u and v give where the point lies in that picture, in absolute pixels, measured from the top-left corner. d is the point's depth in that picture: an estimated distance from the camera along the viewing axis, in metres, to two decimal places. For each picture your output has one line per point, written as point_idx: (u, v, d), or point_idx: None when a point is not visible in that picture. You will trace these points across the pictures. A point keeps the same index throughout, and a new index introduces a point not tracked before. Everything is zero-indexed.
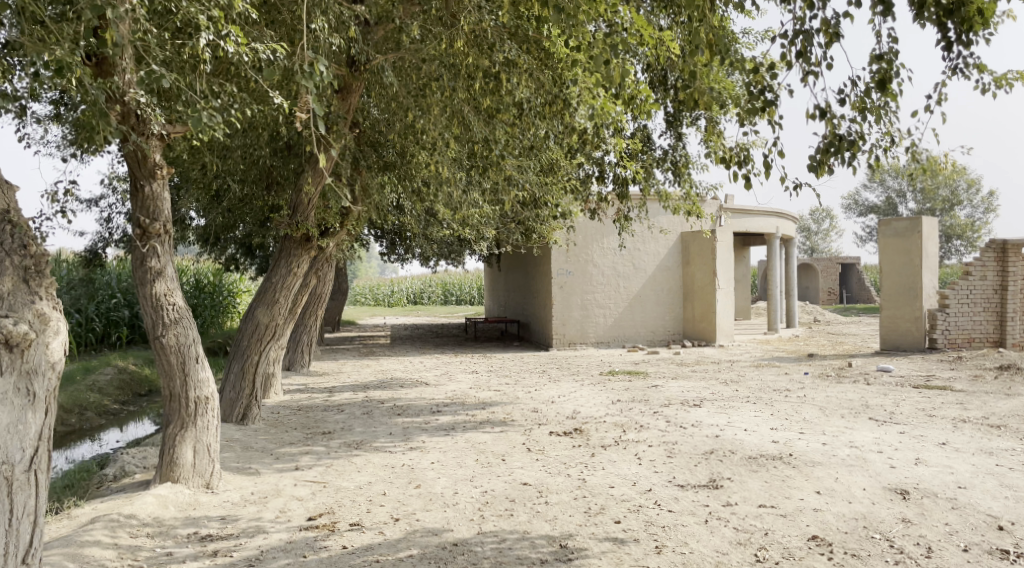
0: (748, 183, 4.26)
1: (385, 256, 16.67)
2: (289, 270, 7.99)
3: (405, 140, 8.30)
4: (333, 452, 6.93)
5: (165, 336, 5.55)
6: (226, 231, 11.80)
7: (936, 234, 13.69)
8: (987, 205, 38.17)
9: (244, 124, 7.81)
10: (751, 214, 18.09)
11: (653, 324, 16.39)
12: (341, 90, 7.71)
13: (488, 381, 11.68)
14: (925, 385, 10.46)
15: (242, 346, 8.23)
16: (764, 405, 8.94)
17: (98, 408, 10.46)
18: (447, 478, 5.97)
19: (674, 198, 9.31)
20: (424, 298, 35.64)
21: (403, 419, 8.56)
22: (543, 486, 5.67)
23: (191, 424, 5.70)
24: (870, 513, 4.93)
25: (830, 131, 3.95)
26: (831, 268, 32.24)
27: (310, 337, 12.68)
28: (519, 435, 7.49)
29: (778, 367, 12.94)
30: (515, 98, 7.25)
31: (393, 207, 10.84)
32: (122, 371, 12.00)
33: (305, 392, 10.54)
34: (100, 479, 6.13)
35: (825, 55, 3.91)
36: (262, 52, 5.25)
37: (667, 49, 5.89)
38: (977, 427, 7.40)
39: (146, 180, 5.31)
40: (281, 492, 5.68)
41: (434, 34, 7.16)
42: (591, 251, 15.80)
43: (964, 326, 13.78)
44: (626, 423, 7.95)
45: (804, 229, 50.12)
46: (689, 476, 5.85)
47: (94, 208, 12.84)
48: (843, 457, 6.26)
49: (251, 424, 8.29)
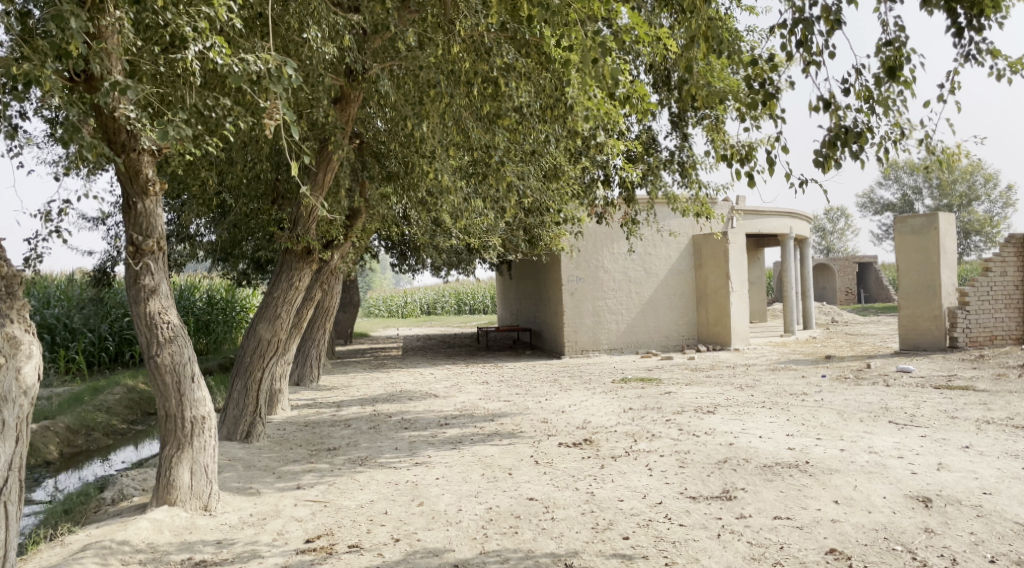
0: (750, 181, 4.07)
1: (395, 268, 16.55)
2: (290, 283, 7.82)
3: (406, 149, 8.02)
4: (336, 469, 6.78)
5: (160, 355, 5.40)
6: (233, 246, 11.69)
7: (954, 230, 13.39)
8: (1005, 199, 37.60)
9: (240, 138, 7.69)
10: (764, 215, 17.86)
11: (666, 328, 16.17)
12: (340, 100, 7.60)
13: (498, 391, 11.49)
14: (947, 386, 10.18)
15: (244, 362, 8.07)
16: (779, 410, 8.70)
17: (106, 428, 10.36)
18: (451, 494, 5.79)
19: (682, 200, 9.11)
20: (438, 308, 35.60)
21: (411, 432, 8.41)
22: (550, 501, 5.48)
23: (187, 445, 5.56)
24: (892, 523, 4.70)
25: (836, 124, 3.76)
26: (849, 268, 31.84)
27: (319, 351, 12.55)
28: (527, 447, 7.31)
29: (795, 369, 12.68)
30: (514, 103, 7.10)
31: (399, 217, 10.74)
32: (131, 391, 11.89)
33: (313, 407, 10.41)
34: (98, 504, 6.03)
35: (827, 44, 3.73)
36: (254, 64, 5.02)
37: (664, 46, 5.68)
38: (1002, 429, 7.14)
39: (138, 197, 5.22)
40: (280, 513, 5.54)
41: (431, 41, 7.02)
42: (601, 256, 15.63)
43: (986, 324, 13.43)
44: (638, 432, 7.76)
45: (818, 229, 49.69)
46: (701, 487, 5.64)
47: (101, 227, 12.79)
48: (862, 463, 6.02)
49: (255, 442, 8.14)
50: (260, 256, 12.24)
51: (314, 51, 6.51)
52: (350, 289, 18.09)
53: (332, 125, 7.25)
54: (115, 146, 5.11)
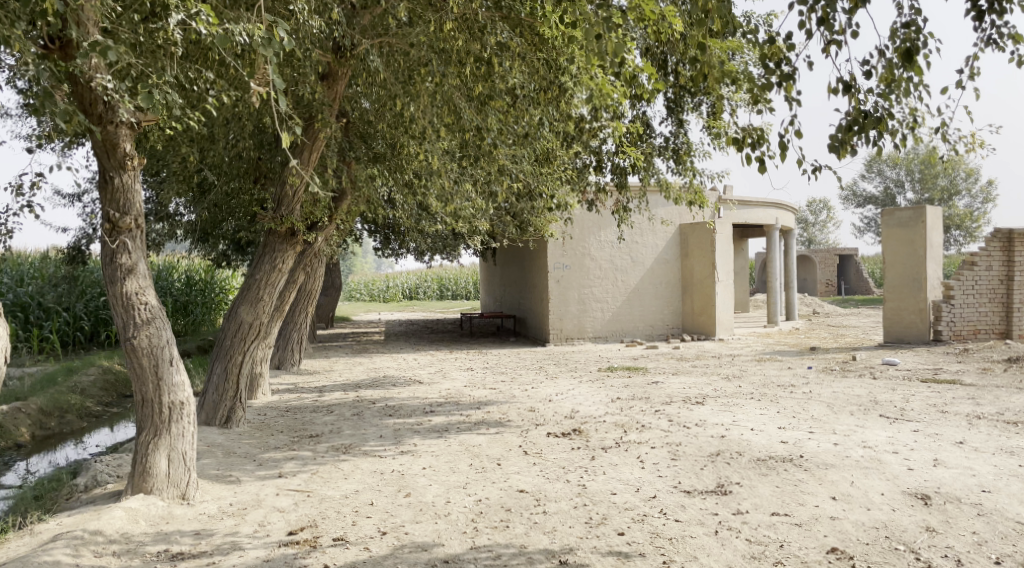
0: (760, 166, 3.92)
1: (378, 252, 16.30)
2: (273, 266, 7.56)
3: (395, 130, 7.73)
4: (319, 457, 6.58)
5: (136, 338, 5.14)
6: (214, 227, 11.38)
7: (941, 223, 13.41)
8: (985, 194, 37.95)
9: (223, 113, 7.43)
10: (751, 205, 17.73)
11: (651, 317, 16.06)
12: (326, 77, 7.34)
13: (483, 378, 11.33)
14: (934, 379, 10.15)
15: (224, 345, 7.84)
16: (768, 402, 8.62)
17: (80, 411, 10.07)
18: (439, 485, 5.63)
19: (675, 188, 8.93)
20: (420, 293, 35.35)
21: (395, 419, 8.23)
22: (540, 494, 5.33)
23: (165, 431, 5.32)
24: (893, 522, 4.60)
25: (854, 108, 3.67)
26: (830, 260, 31.97)
27: (300, 335, 12.32)
28: (515, 437, 7.16)
29: (781, 361, 12.61)
30: (508, 85, 6.89)
31: (384, 200, 10.51)
32: (106, 372, 11.58)
33: (294, 392, 10.18)
34: (70, 490, 5.82)
35: (849, 23, 3.63)
36: (239, 33, 4.74)
37: (669, 24, 5.45)
38: (993, 424, 7.08)
39: (114, 171, 4.97)
40: (262, 503, 5.34)
41: (421, 19, 6.70)
42: (588, 243, 15.48)
43: (970, 317, 13.46)
44: (627, 422, 7.63)
45: (801, 221, 49.99)
46: (695, 481, 5.52)
47: (77, 203, 12.47)
48: (857, 458, 5.92)
49: (234, 427, 7.89)
50: (240, 237, 11.95)
51: (301, 24, 6.25)
52: (332, 271, 17.83)
53: (318, 104, 7.00)
54: (92, 117, 4.86)
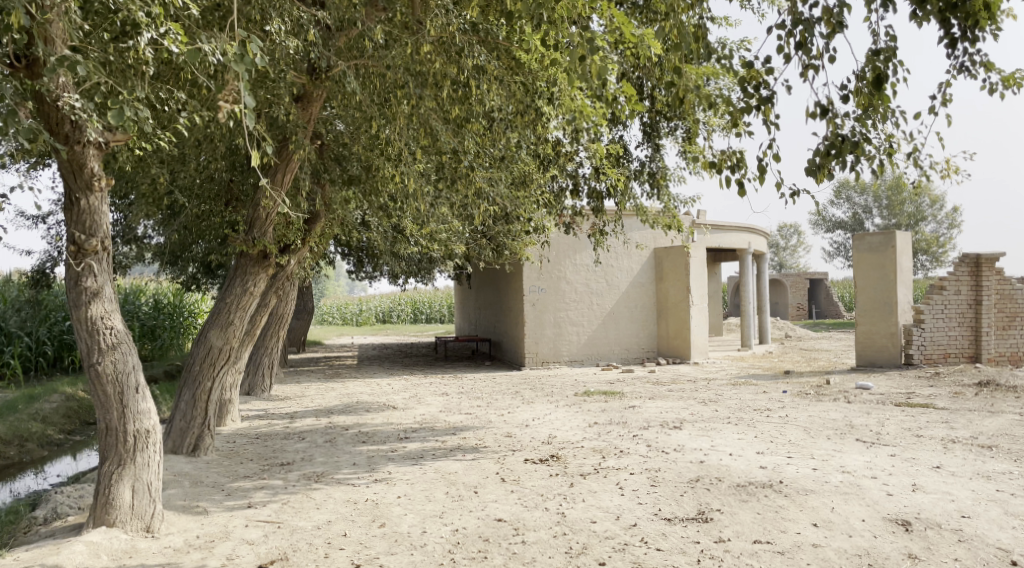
0: (741, 189, 3.95)
1: (353, 275, 16.11)
2: (244, 289, 7.38)
3: (370, 153, 7.61)
4: (290, 486, 6.40)
5: (101, 363, 4.97)
6: (183, 249, 11.13)
7: (910, 249, 13.60)
8: (950, 221, 38.73)
9: (196, 134, 7.30)
10: (723, 229, 17.89)
11: (627, 341, 16.06)
12: (301, 98, 7.23)
13: (458, 404, 11.18)
14: (907, 403, 10.19)
15: (193, 372, 7.63)
16: (745, 426, 8.58)
17: (41, 439, 9.73)
18: (414, 515, 5.49)
19: (652, 213, 8.93)
20: (393, 316, 35.08)
21: (368, 446, 8.06)
22: (519, 523, 5.22)
23: (130, 461, 5.13)
24: (874, 548, 4.56)
25: (831, 132, 3.71)
26: (800, 284, 32.33)
27: (271, 360, 12.09)
28: (492, 463, 7.03)
29: (756, 385, 12.61)
30: (485, 108, 6.84)
31: (358, 223, 10.40)
32: (69, 399, 11.24)
33: (265, 419, 9.95)
34: (28, 523, 5.58)
35: (827, 48, 3.73)
36: (210, 54, 4.63)
37: (645, 49, 5.44)
38: (968, 448, 7.11)
39: (81, 193, 4.83)
40: (230, 535, 5.17)
41: (398, 41, 6.59)
42: (564, 267, 15.47)
43: (940, 341, 13.61)
44: (605, 448, 7.54)
45: (772, 245, 50.60)
46: (676, 509, 5.43)
47: (41, 225, 12.18)
48: (837, 484, 5.89)
49: (202, 456, 7.65)
50: (210, 260, 11.75)
51: (275, 45, 6.16)
52: (305, 295, 17.59)
53: (293, 126, 6.90)
54: (58, 136, 4.70)
